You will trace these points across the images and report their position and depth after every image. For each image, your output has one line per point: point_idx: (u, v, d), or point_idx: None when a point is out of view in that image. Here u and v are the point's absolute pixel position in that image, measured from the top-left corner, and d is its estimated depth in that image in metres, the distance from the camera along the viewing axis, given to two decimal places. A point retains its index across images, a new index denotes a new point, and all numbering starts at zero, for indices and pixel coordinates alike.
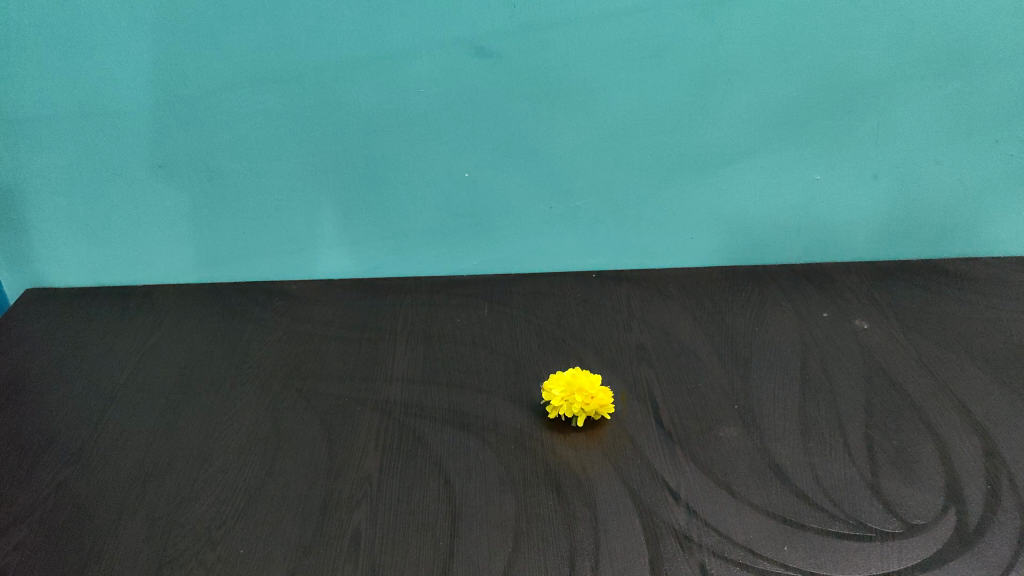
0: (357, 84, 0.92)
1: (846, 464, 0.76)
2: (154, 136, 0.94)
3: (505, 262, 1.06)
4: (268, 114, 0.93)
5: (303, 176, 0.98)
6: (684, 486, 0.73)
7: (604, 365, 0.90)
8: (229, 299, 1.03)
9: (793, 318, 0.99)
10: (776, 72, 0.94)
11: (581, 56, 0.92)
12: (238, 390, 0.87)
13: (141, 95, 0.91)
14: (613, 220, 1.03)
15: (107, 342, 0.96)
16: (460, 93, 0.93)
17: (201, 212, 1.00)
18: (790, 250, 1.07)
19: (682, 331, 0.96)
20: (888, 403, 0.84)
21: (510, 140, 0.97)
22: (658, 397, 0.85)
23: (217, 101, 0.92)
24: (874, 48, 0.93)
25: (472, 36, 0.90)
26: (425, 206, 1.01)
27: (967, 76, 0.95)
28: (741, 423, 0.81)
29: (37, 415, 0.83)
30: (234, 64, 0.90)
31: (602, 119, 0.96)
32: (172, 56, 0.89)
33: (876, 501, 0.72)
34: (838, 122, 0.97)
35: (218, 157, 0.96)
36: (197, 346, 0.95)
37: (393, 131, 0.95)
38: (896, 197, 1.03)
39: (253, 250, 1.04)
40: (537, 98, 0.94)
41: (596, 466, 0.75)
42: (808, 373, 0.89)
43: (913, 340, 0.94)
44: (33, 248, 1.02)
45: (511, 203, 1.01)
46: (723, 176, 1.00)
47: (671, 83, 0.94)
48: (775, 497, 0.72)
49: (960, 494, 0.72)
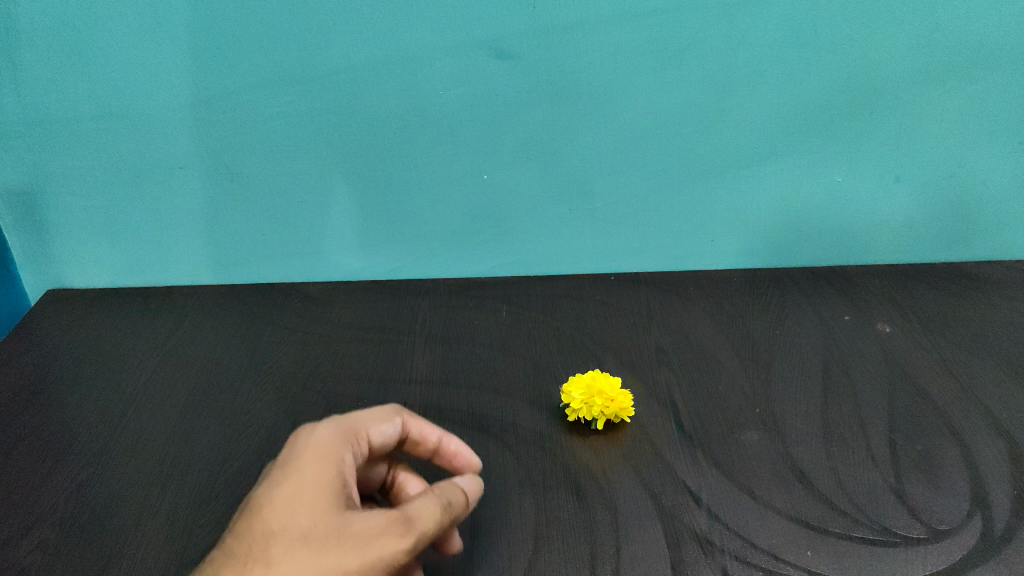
0: (376, 86, 0.91)
1: (869, 468, 0.75)
2: (173, 139, 0.94)
3: (524, 265, 1.07)
4: (287, 116, 0.93)
5: (322, 178, 0.98)
6: (706, 490, 0.72)
7: (623, 368, 0.89)
8: (249, 301, 1.04)
9: (815, 322, 0.98)
10: (798, 73, 0.93)
11: (602, 58, 0.91)
12: (257, 390, 0.87)
13: (159, 97, 0.92)
14: (631, 224, 1.04)
15: (127, 343, 0.96)
16: (479, 95, 0.92)
17: (220, 215, 1.00)
18: (809, 254, 1.09)
19: (702, 334, 0.95)
20: (912, 406, 0.83)
21: (528, 142, 0.96)
22: (679, 399, 0.84)
23: (236, 103, 0.92)
24: (897, 50, 0.91)
25: (491, 38, 0.89)
26: (444, 209, 1.01)
27: (992, 78, 0.93)
28: (762, 428, 0.80)
29: (57, 416, 0.84)
30: (255, 66, 0.89)
31: (623, 121, 0.95)
32: (191, 58, 0.89)
33: (900, 506, 0.71)
34: (859, 123, 0.96)
35: (238, 159, 0.96)
36: (215, 348, 0.95)
37: (413, 133, 0.95)
38: (917, 199, 1.02)
39: (273, 254, 1.05)
40: (555, 99, 0.93)
41: (616, 469, 0.75)
42: (830, 376, 0.88)
43: (936, 343, 0.94)
44: (54, 249, 1.03)
45: (529, 206, 1.01)
46: (743, 178, 1.00)
47: (691, 84, 0.93)
48: (798, 501, 0.71)
49: (986, 499, 0.72)
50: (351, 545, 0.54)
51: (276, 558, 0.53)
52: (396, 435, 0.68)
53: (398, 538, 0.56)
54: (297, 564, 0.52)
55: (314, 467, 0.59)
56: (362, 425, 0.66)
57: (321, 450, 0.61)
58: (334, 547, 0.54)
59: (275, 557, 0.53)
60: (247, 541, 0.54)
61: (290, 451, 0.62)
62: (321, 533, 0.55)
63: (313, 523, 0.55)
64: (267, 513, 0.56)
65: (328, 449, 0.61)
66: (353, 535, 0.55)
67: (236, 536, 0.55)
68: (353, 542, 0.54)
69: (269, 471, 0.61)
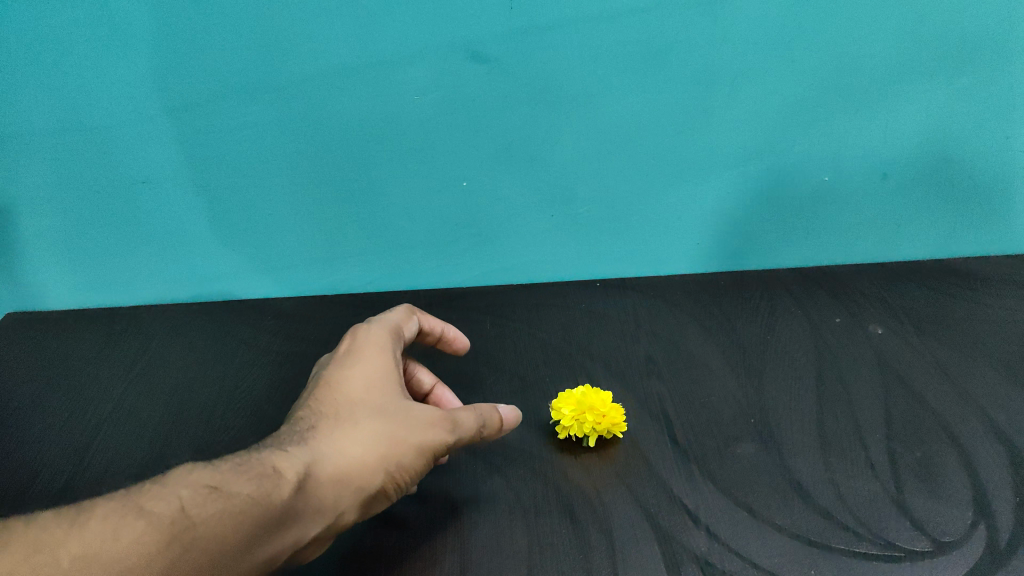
0: (348, 94, 0.88)
1: (869, 479, 0.73)
2: (137, 152, 0.90)
3: (506, 272, 1.05)
4: (255, 126, 0.89)
5: (294, 190, 0.94)
6: (704, 508, 0.70)
7: (612, 379, 0.87)
8: (221, 320, 1.01)
9: (805, 326, 0.96)
10: (784, 71, 0.90)
11: (583, 60, 0.88)
12: (231, 412, 0.83)
13: (119, 110, 0.87)
14: (615, 228, 1.02)
15: (93, 367, 0.92)
16: (454, 99, 0.89)
17: (187, 228, 0.97)
18: (796, 254, 1.07)
19: (691, 341, 0.93)
20: (908, 411, 0.82)
21: (508, 148, 0.93)
22: (671, 412, 0.81)
23: (201, 114, 0.88)
24: (885, 45, 0.89)
25: (468, 41, 0.85)
26: (422, 217, 0.98)
27: (980, 70, 0.91)
28: (758, 439, 0.78)
29: (20, 446, 0.79)
30: (219, 75, 0.85)
31: (604, 125, 0.93)
32: (152, 66, 0.84)
33: (903, 518, 0.69)
34: (846, 121, 0.94)
35: (205, 172, 0.92)
36: (186, 369, 0.91)
37: (388, 141, 0.92)
38: (905, 195, 1.01)
39: (244, 268, 1.01)
40: (535, 102, 0.90)
41: (610, 488, 0.72)
42: (824, 381, 0.86)
43: (929, 344, 0.92)
44: (15, 269, 0.99)
45: (510, 213, 0.99)
46: (729, 179, 0.98)
47: (675, 83, 0.90)
48: (799, 516, 0.69)
49: (988, 508, 0.69)
50: (414, 422, 0.63)
51: (357, 424, 0.62)
52: (415, 331, 0.77)
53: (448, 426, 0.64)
54: (376, 432, 0.62)
55: (378, 355, 0.68)
56: (399, 323, 0.74)
57: (380, 343, 0.70)
58: (403, 424, 0.63)
59: (357, 422, 0.62)
60: (333, 405, 0.64)
61: (352, 341, 0.71)
62: (392, 411, 0.64)
63: (384, 400, 0.64)
64: (347, 387, 0.65)
65: (386, 343, 0.70)
66: (416, 416, 0.64)
67: (323, 402, 0.64)
68: (416, 421, 0.63)
69: (336, 356, 0.70)
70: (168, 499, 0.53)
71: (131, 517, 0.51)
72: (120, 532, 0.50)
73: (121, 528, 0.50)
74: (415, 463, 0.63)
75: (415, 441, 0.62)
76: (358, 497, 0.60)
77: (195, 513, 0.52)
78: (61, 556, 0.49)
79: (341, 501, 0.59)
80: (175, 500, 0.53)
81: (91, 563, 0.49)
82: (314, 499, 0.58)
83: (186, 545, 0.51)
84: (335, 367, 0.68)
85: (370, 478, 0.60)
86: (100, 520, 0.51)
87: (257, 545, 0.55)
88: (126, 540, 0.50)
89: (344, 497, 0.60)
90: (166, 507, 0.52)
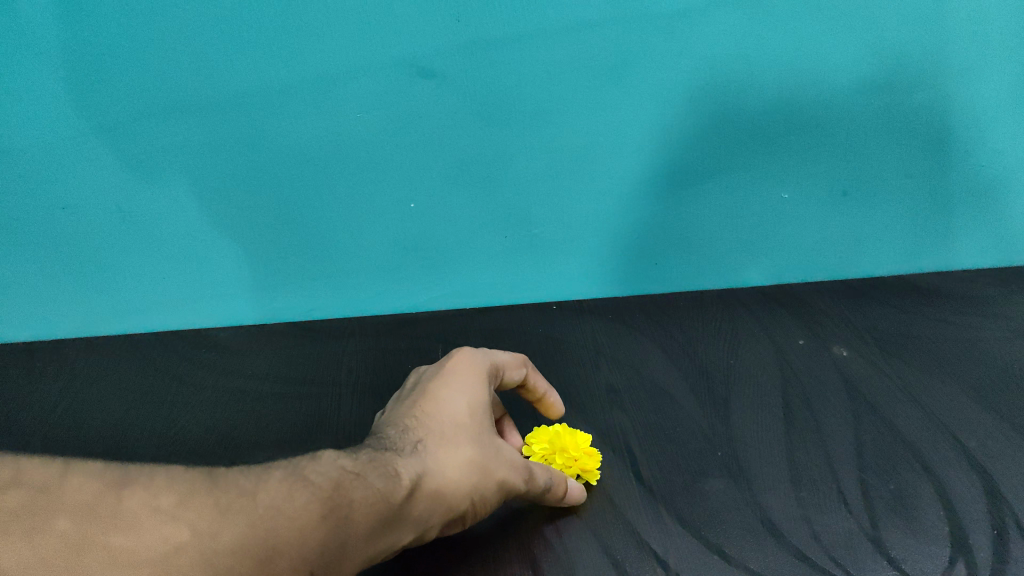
0: (287, 112, 0.82)
1: (844, 515, 0.69)
2: (53, 175, 0.84)
3: (456, 296, 1.00)
4: (185, 146, 0.83)
5: (228, 213, 0.89)
6: (673, 552, 0.65)
7: (573, 411, 0.82)
8: (151, 354, 0.94)
9: (769, 349, 0.93)
10: (742, 87, 0.87)
11: (535, 76, 0.83)
12: (158, 451, 0.76)
13: (36, 130, 0.80)
14: (572, 250, 0.98)
15: (9, 404, 0.85)
16: (401, 118, 0.84)
17: (112, 254, 0.91)
18: (757, 273, 1.04)
19: (654, 369, 0.89)
20: (879, 439, 0.78)
21: (461, 167, 0.88)
22: (636, 447, 0.77)
23: (128, 133, 0.81)
24: (847, 56, 0.85)
25: (413, 56, 0.80)
26: (368, 240, 0.93)
27: (938, 85, 0.88)
28: (726, 473, 0.74)
29: None
30: (145, 92, 0.79)
31: (559, 143, 0.88)
32: (70, 82, 0.78)
33: (880, 557, 0.64)
34: (805, 139, 0.91)
35: (131, 195, 0.86)
36: (114, 407, 0.84)
37: (330, 160, 0.86)
38: (861, 212, 0.99)
39: (179, 294, 0.96)
40: (486, 119, 0.85)
41: (574, 533, 0.67)
42: (790, 408, 0.83)
43: (895, 366, 0.89)
44: None
45: (461, 235, 0.94)
46: (687, 197, 0.95)
47: (630, 99, 0.86)
48: (773, 558, 0.64)
49: (967, 542, 0.65)
50: (505, 457, 0.58)
51: (459, 446, 0.56)
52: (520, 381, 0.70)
53: (527, 473, 0.59)
54: (478, 459, 0.56)
55: (483, 383, 0.62)
56: (507, 364, 0.68)
57: (485, 373, 0.64)
58: (499, 458, 0.57)
59: (460, 444, 0.56)
60: (436, 419, 0.58)
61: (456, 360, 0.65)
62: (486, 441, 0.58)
63: (484, 428, 0.59)
64: (453, 406, 0.59)
65: (486, 371, 0.64)
66: (507, 452, 0.58)
67: (425, 414, 0.58)
68: (508, 457, 0.58)
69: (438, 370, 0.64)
70: (325, 472, 0.48)
71: (300, 483, 0.46)
72: (295, 496, 0.46)
73: (296, 492, 0.46)
74: (494, 500, 0.57)
75: (504, 478, 0.57)
76: (440, 521, 0.54)
77: (350, 492, 0.48)
78: (255, 502, 0.44)
79: (430, 521, 0.53)
80: (331, 476, 0.48)
81: (280, 516, 0.44)
82: (415, 511, 0.51)
83: (343, 524, 0.46)
84: (439, 380, 0.62)
85: (458, 503, 0.54)
86: (278, 480, 0.46)
87: (366, 543, 0.49)
88: (301, 504, 0.45)
89: (434, 517, 0.53)
90: (326, 480, 0.47)
